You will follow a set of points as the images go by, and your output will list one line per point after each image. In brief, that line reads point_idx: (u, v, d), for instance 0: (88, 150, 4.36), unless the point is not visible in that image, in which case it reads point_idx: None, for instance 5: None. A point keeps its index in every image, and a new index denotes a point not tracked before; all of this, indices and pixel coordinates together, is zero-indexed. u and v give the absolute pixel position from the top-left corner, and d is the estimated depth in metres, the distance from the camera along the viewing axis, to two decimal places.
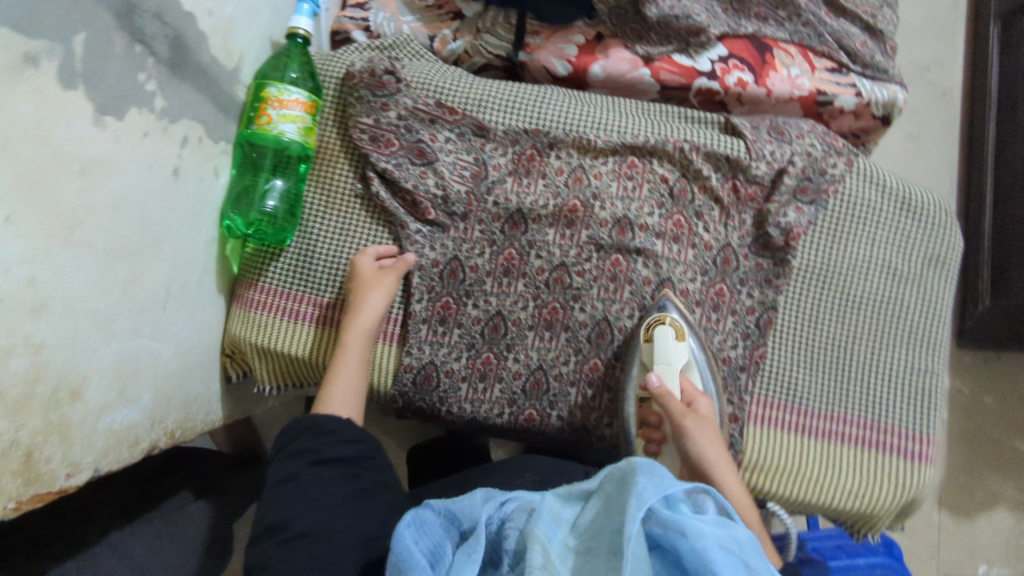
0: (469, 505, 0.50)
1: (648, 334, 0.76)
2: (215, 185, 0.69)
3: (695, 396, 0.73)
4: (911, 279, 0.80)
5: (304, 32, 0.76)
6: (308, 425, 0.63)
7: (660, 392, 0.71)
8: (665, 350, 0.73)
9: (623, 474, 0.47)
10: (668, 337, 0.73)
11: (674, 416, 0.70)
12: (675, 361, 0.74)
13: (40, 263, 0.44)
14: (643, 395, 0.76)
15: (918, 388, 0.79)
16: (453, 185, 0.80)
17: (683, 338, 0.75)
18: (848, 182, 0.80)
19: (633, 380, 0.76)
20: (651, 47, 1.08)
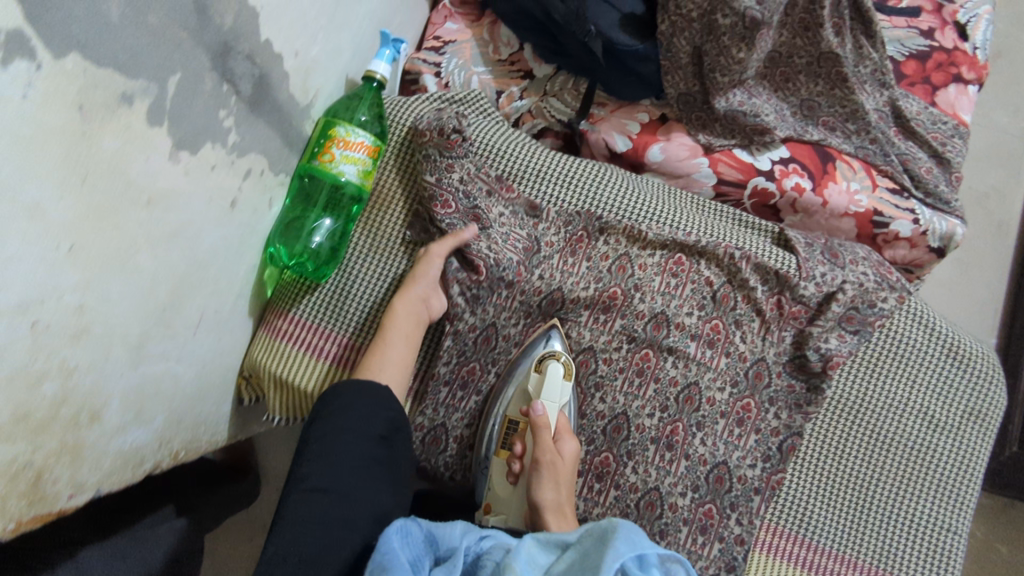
0: (451, 532, 0.52)
1: (539, 366, 0.76)
2: (267, 216, 0.70)
3: (562, 434, 0.74)
4: (946, 430, 0.77)
5: (380, 78, 0.77)
6: (344, 389, 0.65)
7: (537, 422, 0.72)
8: (553, 385, 0.74)
9: (603, 530, 0.51)
10: (558, 375, 0.75)
11: (539, 446, 0.72)
12: (557, 400, 0.75)
13: (92, 291, 0.44)
14: (511, 423, 0.77)
15: (938, 546, 0.75)
16: (505, 254, 0.78)
17: (568, 378, 0.76)
18: (894, 319, 0.79)
19: (504, 404, 0.78)
20: (714, 137, 1.08)
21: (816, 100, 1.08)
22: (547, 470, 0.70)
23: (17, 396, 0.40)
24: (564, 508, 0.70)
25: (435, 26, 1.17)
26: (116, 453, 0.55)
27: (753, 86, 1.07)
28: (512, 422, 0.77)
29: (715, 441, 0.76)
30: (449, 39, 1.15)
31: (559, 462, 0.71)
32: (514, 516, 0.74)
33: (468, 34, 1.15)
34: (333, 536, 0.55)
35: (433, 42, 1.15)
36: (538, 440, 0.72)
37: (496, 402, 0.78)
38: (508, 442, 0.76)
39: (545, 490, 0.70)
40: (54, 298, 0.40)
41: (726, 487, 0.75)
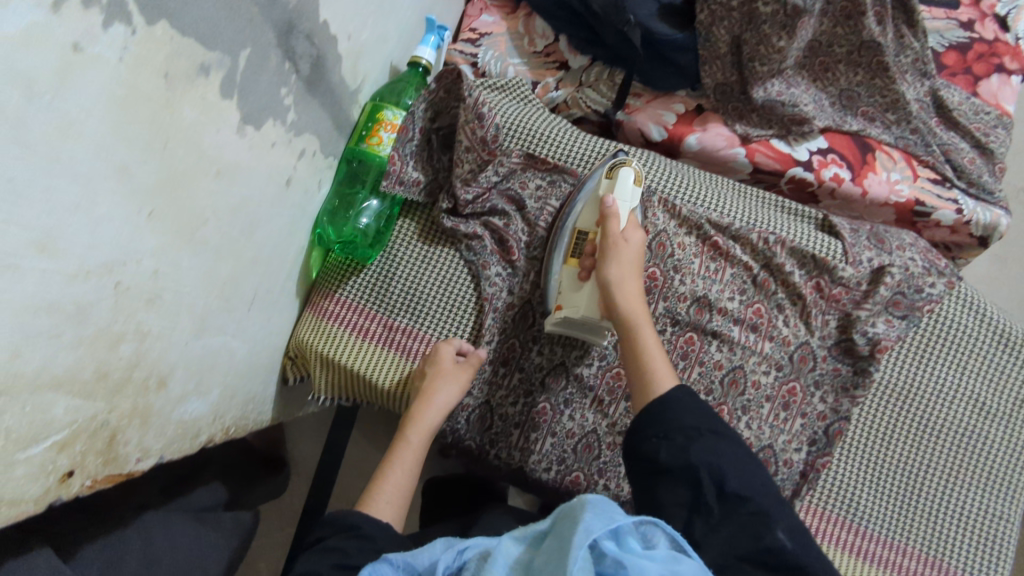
0: (428, 553, 0.47)
1: (609, 172, 0.75)
2: (316, 196, 0.71)
3: (631, 226, 0.72)
4: (998, 417, 0.76)
5: (426, 63, 0.80)
6: (344, 525, 0.60)
7: (608, 214, 0.71)
8: (624, 189, 0.73)
9: (570, 512, 0.45)
10: (628, 180, 0.73)
11: (612, 232, 0.70)
12: (630, 199, 0.73)
13: (165, 257, 0.45)
14: (581, 233, 0.75)
15: (990, 535, 0.73)
16: (539, 229, 0.81)
17: (638, 183, 0.74)
18: (945, 305, 0.78)
19: (575, 211, 0.76)
20: (751, 127, 1.07)
21: (856, 89, 1.07)
22: (614, 251, 0.69)
23: (99, 354, 0.41)
24: (632, 271, 0.69)
25: (470, 18, 1.17)
26: (178, 422, 0.56)
27: (792, 75, 1.07)
28: (581, 232, 0.75)
29: (760, 425, 0.75)
30: (485, 31, 1.16)
31: (624, 246, 0.69)
32: (586, 308, 0.71)
33: (503, 27, 1.16)
34: None
35: (469, 34, 1.16)
36: (608, 231, 0.70)
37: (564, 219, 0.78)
38: (577, 250, 0.74)
39: (619, 242, 0.69)
40: (135, 261, 0.42)
41: (772, 471, 0.74)
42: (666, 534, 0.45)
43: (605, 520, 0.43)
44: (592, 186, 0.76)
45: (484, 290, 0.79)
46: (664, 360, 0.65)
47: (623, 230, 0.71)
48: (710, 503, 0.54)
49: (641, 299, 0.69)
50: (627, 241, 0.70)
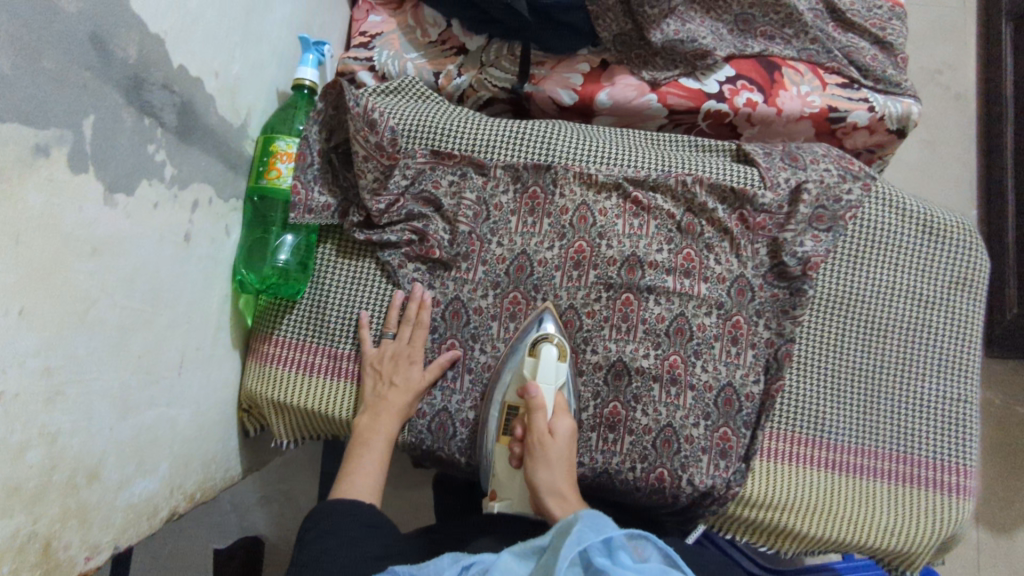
0: (434, 567, 0.50)
1: (534, 350, 0.74)
2: (227, 244, 0.69)
3: (558, 413, 0.71)
4: (936, 304, 0.78)
5: (310, 83, 0.78)
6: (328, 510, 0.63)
7: (534, 404, 0.70)
8: (550, 366, 0.73)
9: (568, 527, 0.49)
10: (552, 357, 0.73)
11: (534, 442, 0.69)
12: (555, 379, 0.73)
13: (54, 353, 0.44)
14: (511, 408, 0.74)
15: (949, 418, 0.76)
16: (460, 225, 0.79)
17: (564, 359, 0.74)
18: (867, 207, 0.79)
19: (499, 399, 0.75)
20: (657, 72, 1.08)
21: (750, 12, 1.07)
22: (542, 451, 0.68)
23: (4, 470, 0.40)
24: (563, 462, 0.68)
25: (358, 23, 1.15)
26: (126, 507, 0.54)
27: (684, 12, 1.06)
28: (512, 408, 0.74)
29: (716, 364, 0.76)
30: (375, 32, 1.13)
31: (549, 441, 0.69)
32: (520, 503, 0.71)
33: (394, 24, 1.13)
34: None
35: (361, 39, 1.13)
36: (535, 427, 0.70)
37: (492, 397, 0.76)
38: (509, 428, 0.73)
39: (550, 465, 0.67)
40: (16, 365, 0.40)
41: (736, 408, 0.75)
42: (656, 545, 0.49)
43: (598, 533, 0.48)
44: (521, 359, 0.76)
45: (404, 288, 0.78)
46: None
47: (552, 420, 0.70)
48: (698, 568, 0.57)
49: (573, 488, 0.68)
50: (556, 436, 0.69)
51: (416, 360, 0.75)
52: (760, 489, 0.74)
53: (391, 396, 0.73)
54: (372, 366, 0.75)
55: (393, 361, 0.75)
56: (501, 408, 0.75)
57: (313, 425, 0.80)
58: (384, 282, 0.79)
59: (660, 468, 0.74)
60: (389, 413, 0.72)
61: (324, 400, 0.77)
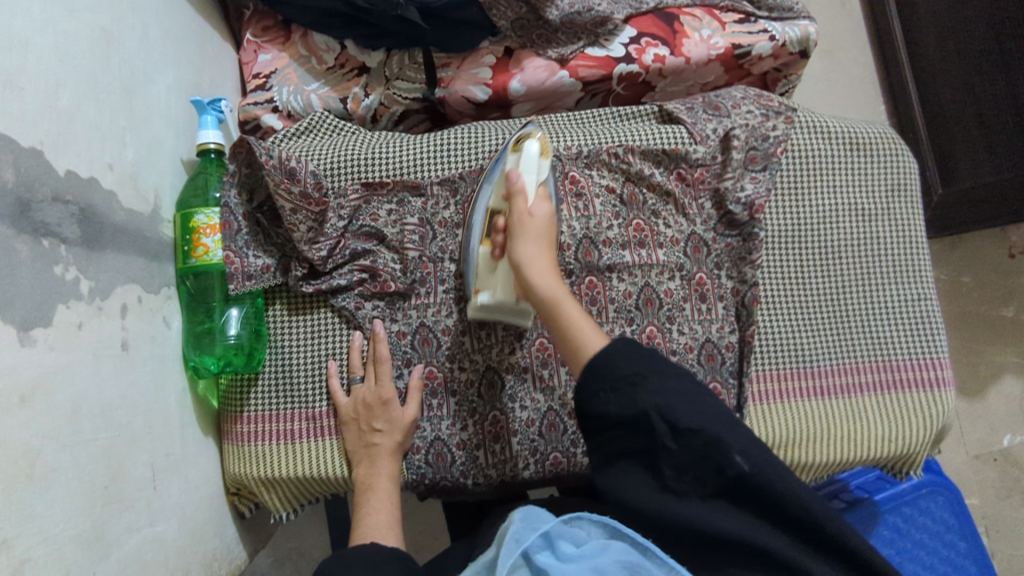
0: None
1: (516, 148, 0.70)
2: (169, 338, 0.65)
3: (538, 201, 0.65)
4: (878, 214, 0.80)
5: (215, 146, 0.74)
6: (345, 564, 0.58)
7: (513, 191, 0.65)
8: (532, 162, 0.67)
9: (502, 534, 0.45)
10: (533, 151, 0.67)
11: (513, 224, 0.63)
12: (535, 176, 0.67)
13: (10, 521, 0.41)
14: (495, 211, 0.70)
15: (915, 319, 0.79)
16: (408, 252, 0.77)
17: (545, 156, 0.68)
18: (794, 137, 0.80)
19: (483, 207, 0.71)
20: (562, 47, 1.07)
21: None
22: (519, 229, 0.62)
23: None
24: (540, 241, 0.62)
25: (248, 65, 1.09)
26: None
27: None
28: (495, 211, 0.70)
29: (691, 325, 0.77)
30: (269, 71, 1.07)
31: (528, 221, 0.62)
32: (504, 292, 0.68)
33: (286, 58, 1.08)
34: None
35: (256, 81, 1.08)
36: (513, 210, 0.64)
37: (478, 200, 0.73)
38: (491, 229, 0.69)
39: (528, 238, 0.61)
40: None
41: (720, 362, 0.76)
42: (591, 520, 0.46)
43: (531, 529, 0.44)
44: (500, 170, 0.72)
45: (366, 329, 0.76)
46: (587, 319, 0.57)
47: (533, 204, 0.64)
48: (664, 442, 0.46)
49: (557, 274, 0.61)
50: (533, 215, 0.63)
51: (388, 399, 0.72)
52: (761, 434, 0.75)
53: (382, 439, 0.71)
54: (350, 419, 0.73)
55: (367, 407, 0.72)
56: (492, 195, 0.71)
57: (308, 489, 0.77)
58: (343, 329, 0.77)
59: None
60: (384, 458, 0.70)
61: (312, 465, 0.74)
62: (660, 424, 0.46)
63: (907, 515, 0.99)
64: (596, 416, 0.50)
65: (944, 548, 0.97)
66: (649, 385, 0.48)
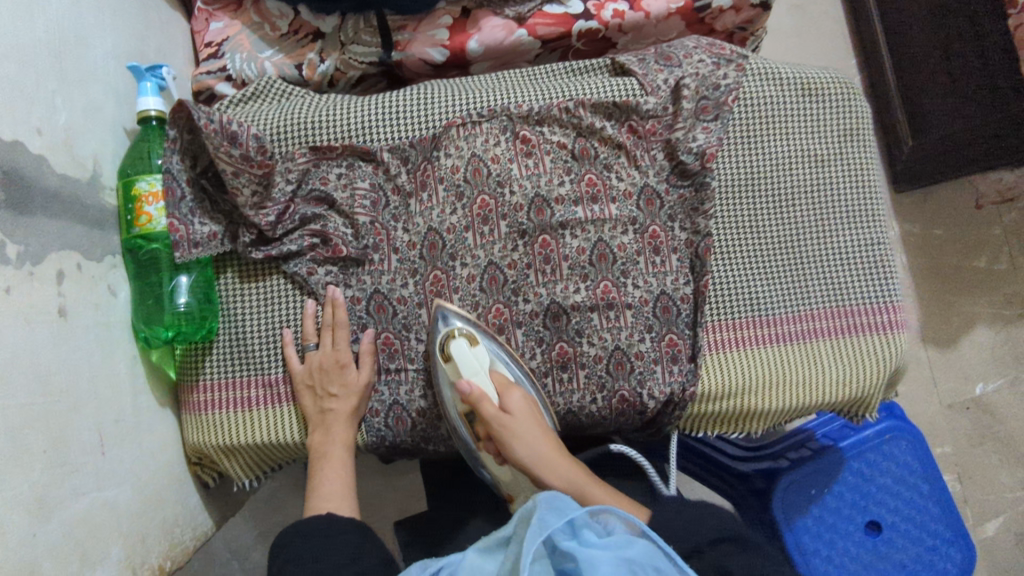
0: None
1: (444, 355, 0.72)
2: (115, 304, 0.65)
3: (503, 392, 0.70)
4: (832, 160, 0.80)
5: (156, 112, 0.72)
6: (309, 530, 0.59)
7: (474, 399, 0.68)
8: (468, 360, 0.70)
9: (527, 514, 0.49)
10: (464, 349, 0.71)
11: (501, 434, 0.68)
12: (481, 366, 0.71)
13: None
14: (466, 416, 0.72)
15: (869, 263, 0.80)
16: (359, 217, 0.76)
17: (475, 344, 0.72)
18: (745, 86, 0.79)
19: (444, 383, 0.73)
20: (520, 6, 1.05)
21: None
22: (506, 433, 0.68)
23: None
24: (534, 435, 0.68)
25: (200, 34, 1.06)
26: None
27: None
28: (466, 414, 0.72)
29: (645, 279, 0.77)
30: (221, 39, 1.04)
31: (509, 422, 0.68)
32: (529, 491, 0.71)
33: (239, 25, 1.05)
34: None
35: (208, 50, 1.04)
36: (487, 416, 0.68)
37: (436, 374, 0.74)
38: (475, 431, 0.72)
39: (519, 442, 0.67)
40: None
41: (675, 314, 0.77)
42: (616, 517, 0.50)
43: (559, 514, 0.48)
44: (440, 368, 0.73)
45: (319, 295, 0.76)
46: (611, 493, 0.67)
47: (500, 402, 0.70)
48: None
49: (559, 453, 0.68)
50: (512, 415, 0.69)
51: (347, 362, 0.73)
52: (716, 382, 0.76)
53: (337, 404, 0.71)
54: (305, 384, 0.73)
55: (323, 371, 0.72)
56: (450, 387, 0.72)
57: (269, 457, 0.77)
58: (297, 295, 0.76)
59: (621, 391, 0.75)
60: (341, 420, 0.71)
61: (269, 431, 0.74)
62: None
63: (871, 460, 1.00)
64: None
65: (908, 492, 0.98)
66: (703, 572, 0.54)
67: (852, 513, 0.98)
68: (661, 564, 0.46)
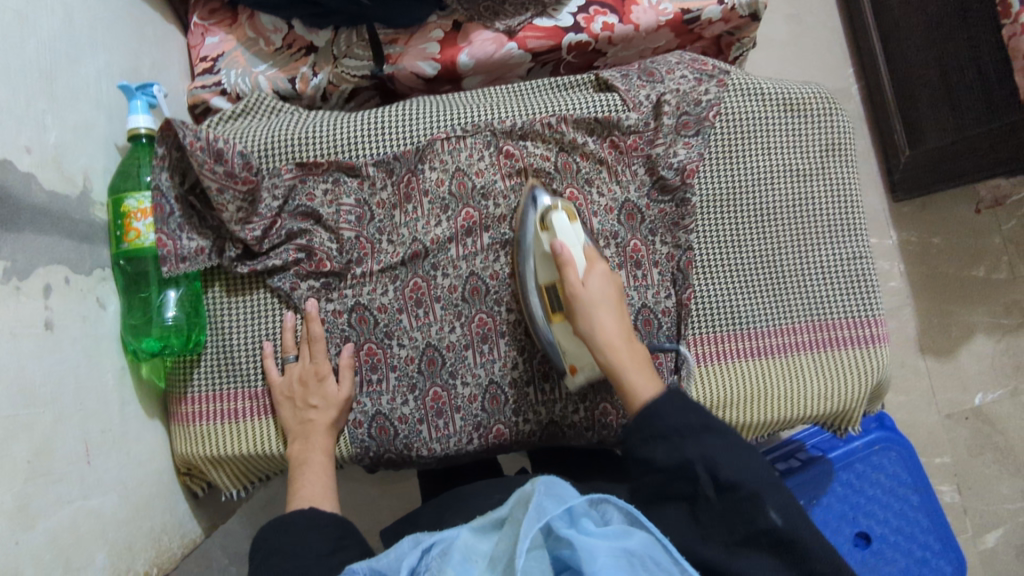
0: (394, 554, 0.48)
1: (545, 226, 0.71)
2: (103, 316, 0.67)
3: (591, 270, 0.67)
4: (814, 174, 0.81)
5: (146, 130, 0.74)
6: (290, 520, 0.61)
7: (562, 262, 0.67)
8: (566, 232, 0.69)
9: (524, 497, 0.47)
10: (564, 223, 0.70)
11: (579, 300, 0.65)
12: (578, 240, 0.69)
13: None
14: (549, 288, 0.71)
15: (852, 278, 0.80)
16: (344, 232, 0.78)
17: (574, 222, 0.71)
18: (728, 101, 0.80)
19: (532, 253, 0.73)
20: (510, 19, 1.06)
21: None
22: (579, 304, 0.65)
23: None
24: (610, 308, 0.65)
25: (196, 48, 1.08)
26: None
27: None
28: (550, 288, 0.71)
29: (626, 293, 0.77)
30: (216, 53, 1.07)
31: (584, 293, 0.65)
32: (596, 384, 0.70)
33: (233, 40, 1.07)
34: None
35: (203, 64, 1.07)
36: (566, 283, 0.66)
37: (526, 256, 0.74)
38: (556, 304, 0.71)
39: (594, 313, 0.64)
40: None
41: (656, 327, 0.77)
42: (615, 507, 0.49)
43: (558, 502, 0.46)
44: (536, 235, 0.73)
45: (302, 308, 0.77)
46: (643, 371, 0.62)
47: (584, 275, 0.67)
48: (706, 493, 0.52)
49: (624, 340, 0.64)
50: (588, 287, 0.66)
51: (325, 375, 0.74)
52: (696, 395, 0.77)
53: (318, 414, 0.73)
54: (283, 396, 0.75)
55: (303, 383, 0.74)
56: (538, 257, 0.73)
57: (255, 467, 0.79)
58: (283, 309, 0.78)
59: (602, 404, 0.77)
60: (324, 430, 0.72)
61: (255, 443, 0.76)
62: (704, 476, 0.52)
63: (860, 471, 1.00)
64: (639, 459, 0.57)
65: (898, 503, 0.98)
66: (697, 438, 0.54)
67: (840, 524, 0.98)
68: (658, 555, 0.45)
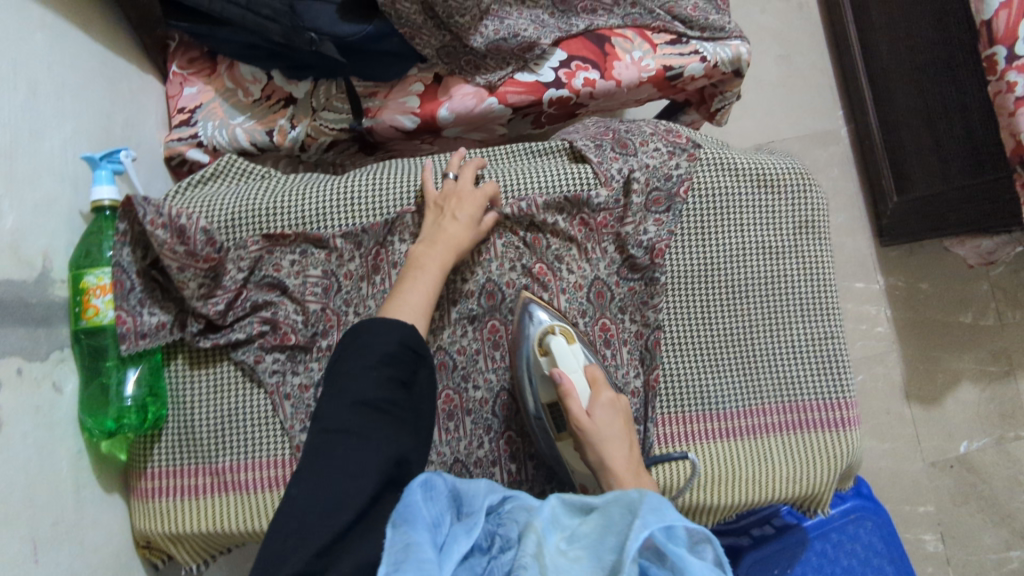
0: (475, 494, 0.53)
1: (541, 349, 0.72)
2: (59, 401, 0.66)
3: (594, 395, 0.68)
4: (785, 252, 0.80)
5: (110, 202, 0.74)
6: (356, 334, 0.62)
7: (564, 392, 0.68)
8: (565, 356, 0.70)
9: (631, 501, 0.47)
10: (562, 345, 0.71)
11: (586, 432, 0.66)
12: (577, 363, 0.71)
13: None
14: (551, 408, 0.72)
15: (822, 359, 0.79)
16: (310, 304, 0.77)
17: (572, 342, 0.72)
18: (699, 176, 0.79)
19: (528, 370, 0.73)
20: (491, 74, 1.04)
21: None
22: (589, 440, 0.66)
23: None
24: (619, 442, 0.66)
25: (174, 98, 1.07)
26: None
27: (499, 8, 1.00)
28: (551, 406, 0.72)
29: None
30: (194, 105, 1.06)
31: (589, 424, 0.66)
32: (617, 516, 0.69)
33: (211, 91, 1.06)
34: (350, 489, 0.52)
35: (180, 116, 1.06)
36: (569, 412, 0.67)
37: (519, 370, 0.74)
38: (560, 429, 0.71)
39: (603, 448, 0.65)
40: None
41: None
42: (714, 551, 0.47)
43: (661, 519, 0.45)
44: (532, 357, 0.73)
45: (266, 383, 0.77)
46: None
47: (589, 405, 0.68)
48: None
49: (630, 460, 0.65)
50: (594, 419, 0.66)
51: None
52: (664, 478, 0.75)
53: None
54: None
55: None
56: (536, 377, 0.73)
57: (218, 541, 0.78)
58: (245, 382, 0.77)
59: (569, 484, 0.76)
60: None
61: (218, 518, 0.76)
62: None
63: (835, 541, 0.99)
64: None
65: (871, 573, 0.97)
66: None
67: None
68: None
